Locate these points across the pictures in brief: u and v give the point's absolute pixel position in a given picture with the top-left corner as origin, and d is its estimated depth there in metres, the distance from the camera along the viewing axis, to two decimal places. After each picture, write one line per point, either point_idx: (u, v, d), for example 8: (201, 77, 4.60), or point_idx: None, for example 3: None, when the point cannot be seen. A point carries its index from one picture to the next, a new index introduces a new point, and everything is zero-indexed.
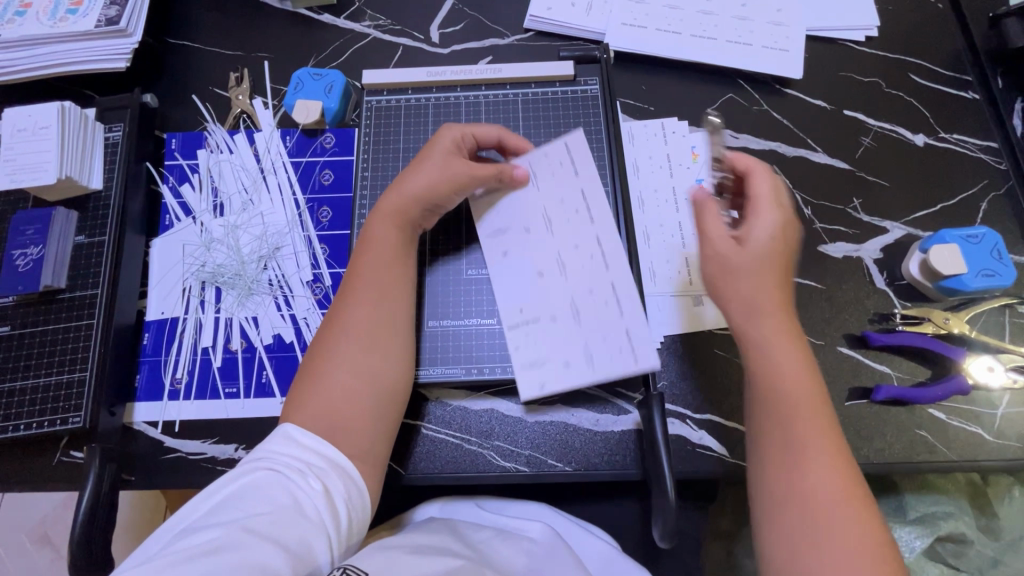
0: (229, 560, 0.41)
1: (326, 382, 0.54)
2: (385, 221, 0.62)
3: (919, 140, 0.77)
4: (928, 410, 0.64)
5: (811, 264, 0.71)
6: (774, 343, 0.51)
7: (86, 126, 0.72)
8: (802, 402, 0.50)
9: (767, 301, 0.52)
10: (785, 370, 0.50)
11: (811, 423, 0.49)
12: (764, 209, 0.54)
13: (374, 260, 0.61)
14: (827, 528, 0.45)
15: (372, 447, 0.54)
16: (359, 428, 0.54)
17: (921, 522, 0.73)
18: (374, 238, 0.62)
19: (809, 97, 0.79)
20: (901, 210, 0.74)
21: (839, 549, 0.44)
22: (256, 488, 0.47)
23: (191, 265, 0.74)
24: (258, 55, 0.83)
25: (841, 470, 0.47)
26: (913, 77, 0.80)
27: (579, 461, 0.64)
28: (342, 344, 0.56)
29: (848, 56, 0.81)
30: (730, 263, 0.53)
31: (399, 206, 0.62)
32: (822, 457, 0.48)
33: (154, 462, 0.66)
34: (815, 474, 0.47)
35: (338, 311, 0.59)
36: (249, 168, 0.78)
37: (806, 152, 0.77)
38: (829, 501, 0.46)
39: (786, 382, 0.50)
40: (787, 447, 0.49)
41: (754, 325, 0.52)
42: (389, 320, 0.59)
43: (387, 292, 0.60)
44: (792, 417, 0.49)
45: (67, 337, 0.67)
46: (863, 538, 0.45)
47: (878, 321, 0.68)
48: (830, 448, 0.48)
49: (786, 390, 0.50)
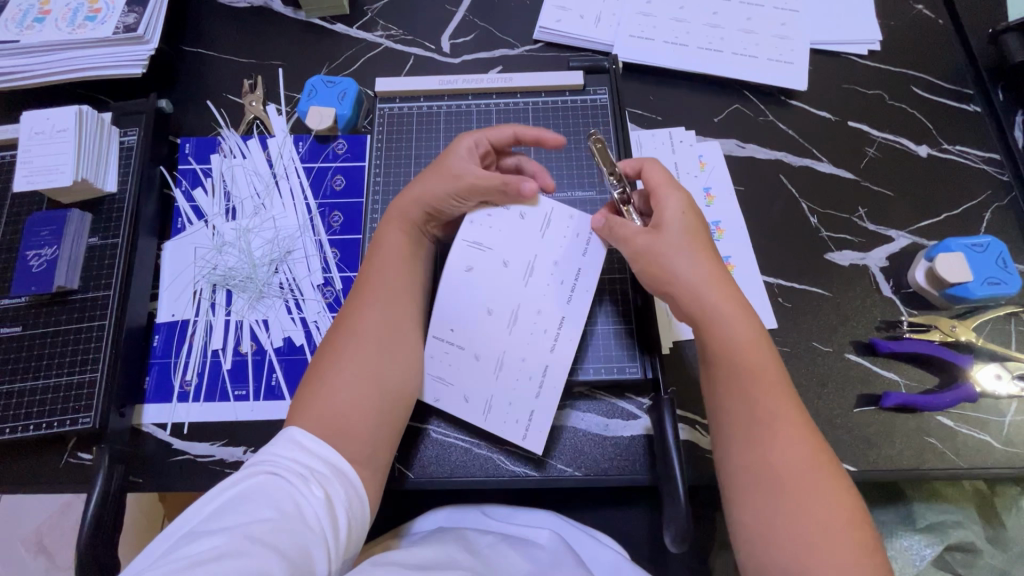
0: (233, 564, 0.38)
1: (333, 383, 0.54)
2: (394, 227, 0.64)
3: (923, 151, 0.78)
4: (936, 418, 0.65)
5: (817, 272, 0.72)
6: (722, 315, 0.53)
7: (102, 129, 0.72)
8: (752, 368, 0.51)
9: (706, 276, 0.54)
10: (732, 340, 0.52)
11: (767, 392, 0.50)
12: (665, 194, 0.58)
13: (381, 266, 0.62)
14: (795, 491, 0.46)
15: (372, 455, 0.54)
16: (368, 432, 0.54)
17: (930, 530, 0.73)
18: (382, 242, 0.63)
19: (814, 108, 0.81)
20: (906, 219, 0.75)
21: (811, 512, 0.45)
22: (258, 494, 0.45)
23: (202, 267, 0.75)
24: (272, 63, 0.84)
25: (801, 430, 0.49)
26: (916, 90, 0.82)
27: (589, 465, 0.64)
28: (350, 346, 0.56)
29: (852, 69, 0.83)
30: (656, 246, 0.56)
31: (410, 215, 0.63)
32: (780, 419, 0.49)
33: (162, 464, 0.66)
34: (778, 439, 0.48)
35: (349, 314, 0.59)
36: (261, 173, 0.79)
37: (812, 162, 0.78)
38: (795, 467, 0.47)
39: (737, 351, 0.52)
40: (747, 414, 0.50)
41: (698, 299, 0.54)
42: (397, 324, 0.59)
43: (396, 298, 0.60)
44: (746, 384, 0.51)
45: (79, 337, 0.67)
46: (832, 490, 0.46)
47: (884, 329, 0.69)
48: (788, 412, 0.49)
49: (741, 360, 0.51)
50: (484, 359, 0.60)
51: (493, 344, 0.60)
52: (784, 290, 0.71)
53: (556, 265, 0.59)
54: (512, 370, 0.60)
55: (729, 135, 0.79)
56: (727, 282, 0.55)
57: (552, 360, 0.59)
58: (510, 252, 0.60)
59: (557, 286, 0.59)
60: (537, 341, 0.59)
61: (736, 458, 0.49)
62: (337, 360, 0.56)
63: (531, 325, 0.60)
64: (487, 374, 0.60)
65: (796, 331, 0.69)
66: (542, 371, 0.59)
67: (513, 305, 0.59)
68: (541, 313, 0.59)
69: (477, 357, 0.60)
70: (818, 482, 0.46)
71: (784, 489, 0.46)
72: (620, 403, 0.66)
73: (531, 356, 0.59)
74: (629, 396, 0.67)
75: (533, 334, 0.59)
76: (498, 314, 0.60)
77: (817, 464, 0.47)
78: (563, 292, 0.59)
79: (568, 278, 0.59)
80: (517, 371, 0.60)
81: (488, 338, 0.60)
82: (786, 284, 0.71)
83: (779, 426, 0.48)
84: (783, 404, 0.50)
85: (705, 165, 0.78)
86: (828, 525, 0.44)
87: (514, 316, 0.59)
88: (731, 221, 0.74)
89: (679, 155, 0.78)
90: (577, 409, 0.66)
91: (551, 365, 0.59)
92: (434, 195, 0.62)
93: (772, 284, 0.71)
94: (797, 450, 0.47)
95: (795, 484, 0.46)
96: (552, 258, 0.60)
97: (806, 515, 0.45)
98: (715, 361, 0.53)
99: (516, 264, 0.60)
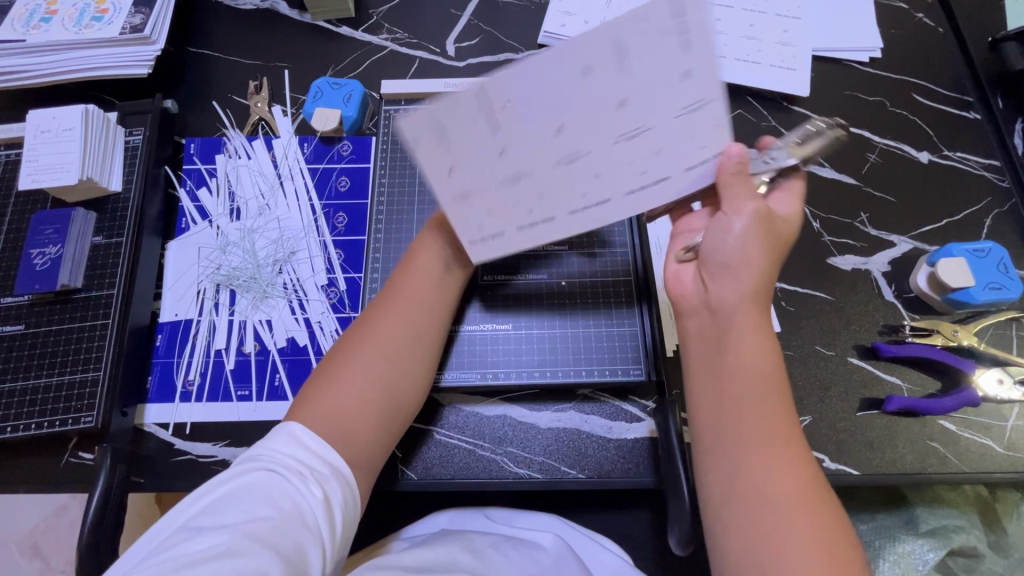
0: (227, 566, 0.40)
1: (341, 387, 0.53)
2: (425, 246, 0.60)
3: (924, 157, 0.79)
4: (939, 422, 0.65)
5: (821, 276, 0.72)
6: (747, 330, 0.49)
7: (108, 129, 0.73)
8: (757, 392, 0.48)
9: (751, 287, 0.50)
10: (752, 356, 0.49)
11: (769, 417, 0.47)
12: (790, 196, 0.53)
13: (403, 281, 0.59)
14: (780, 522, 0.43)
15: (369, 460, 0.53)
16: (362, 437, 0.53)
17: (934, 534, 0.72)
18: (414, 257, 0.60)
19: (816, 114, 0.81)
20: (908, 224, 0.75)
21: (792, 544, 0.42)
22: (257, 492, 0.46)
23: (206, 267, 0.75)
24: (277, 64, 0.84)
25: (801, 465, 0.45)
26: (917, 97, 0.82)
27: (592, 468, 0.64)
28: (364, 352, 0.55)
29: (853, 76, 0.84)
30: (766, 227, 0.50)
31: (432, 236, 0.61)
32: (779, 450, 0.46)
33: (164, 464, 0.65)
34: (771, 465, 0.45)
35: (367, 319, 0.58)
36: (266, 174, 0.79)
37: (814, 167, 0.78)
38: (787, 497, 0.43)
39: (747, 372, 0.49)
40: (742, 439, 0.47)
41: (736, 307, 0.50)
42: (414, 341, 0.57)
43: (416, 317, 0.58)
44: (749, 408, 0.48)
45: (81, 336, 0.67)
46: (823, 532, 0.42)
47: (887, 333, 0.69)
48: (790, 440, 0.46)
49: (755, 377, 0.48)
50: (511, 180, 0.45)
51: (515, 192, 0.46)
52: (787, 294, 0.71)
53: (645, 173, 0.46)
54: (506, 238, 0.50)
55: None
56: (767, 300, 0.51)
57: (563, 217, 0.48)
58: (635, 113, 0.41)
59: (634, 179, 0.46)
60: (562, 199, 0.47)
61: (724, 477, 0.46)
62: (346, 362, 0.55)
63: (566, 181, 0.46)
64: (507, 194, 0.46)
65: (798, 335, 0.69)
66: (531, 240, 0.50)
67: (582, 152, 0.44)
68: (592, 182, 0.46)
69: (487, 210, 0.48)
70: (806, 516, 0.43)
71: (769, 517, 0.43)
72: (623, 406, 0.66)
73: (544, 211, 0.48)
74: (633, 399, 0.67)
75: (567, 185, 0.46)
76: (553, 163, 0.44)
77: (809, 499, 0.43)
78: (633, 184, 0.47)
79: (654, 179, 0.47)
80: (518, 239, 0.50)
81: (510, 194, 0.46)
82: (789, 288, 0.72)
83: (779, 452, 0.45)
84: (788, 431, 0.46)
85: None
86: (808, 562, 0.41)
87: (555, 171, 0.45)
88: None
89: None
90: (581, 412, 0.66)
91: (555, 223, 0.49)
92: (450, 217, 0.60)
93: (775, 288, 0.72)
94: (789, 480, 0.44)
95: (781, 514, 0.43)
96: (655, 161, 0.45)
97: (788, 546, 0.42)
98: (732, 372, 0.49)
99: (626, 132, 0.43)
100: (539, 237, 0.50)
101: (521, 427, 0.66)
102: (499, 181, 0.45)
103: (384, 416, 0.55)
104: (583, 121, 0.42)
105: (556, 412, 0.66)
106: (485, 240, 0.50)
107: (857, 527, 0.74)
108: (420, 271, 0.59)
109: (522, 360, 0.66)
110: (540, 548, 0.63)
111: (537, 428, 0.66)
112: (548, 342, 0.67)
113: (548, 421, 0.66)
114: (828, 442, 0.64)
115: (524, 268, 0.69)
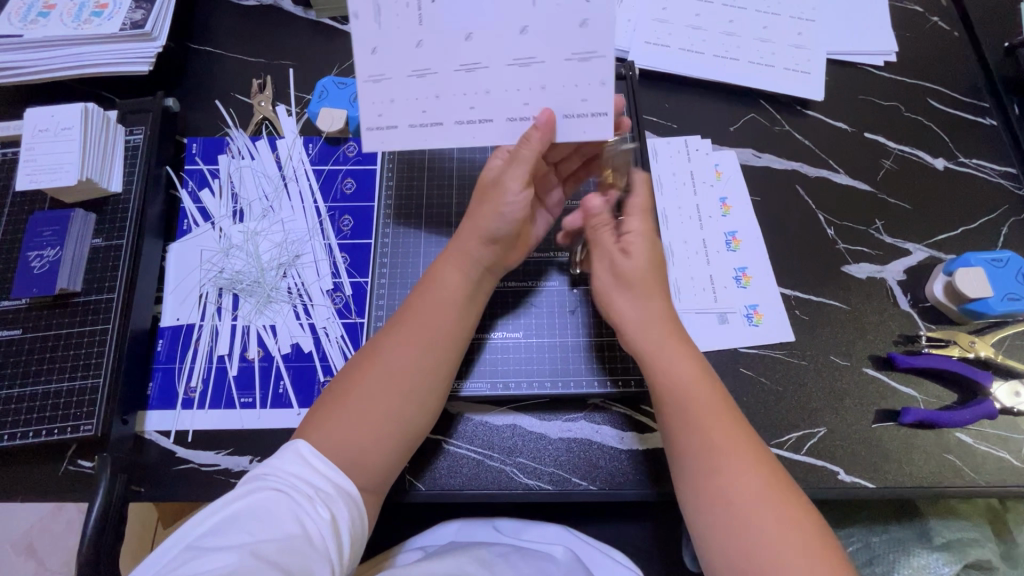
0: None
1: (351, 416, 0.53)
2: (450, 262, 0.60)
3: (940, 164, 0.78)
4: (955, 434, 0.64)
5: (835, 284, 0.71)
6: (666, 349, 0.57)
7: (108, 128, 0.71)
8: (691, 397, 0.55)
9: (652, 314, 0.58)
10: (678, 374, 0.56)
11: (710, 415, 0.54)
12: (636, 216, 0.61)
13: (422, 303, 0.59)
14: (756, 521, 0.48)
15: (383, 482, 0.54)
16: (375, 463, 0.53)
17: (948, 547, 0.71)
18: (435, 276, 0.60)
19: (831, 119, 0.80)
20: (923, 232, 0.74)
21: (772, 539, 0.47)
22: (264, 512, 0.45)
23: (209, 271, 0.73)
24: (281, 63, 0.83)
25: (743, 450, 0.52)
26: (932, 102, 0.81)
27: (604, 480, 0.62)
28: (374, 380, 0.54)
29: (868, 80, 0.82)
30: (617, 271, 0.60)
31: (466, 247, 0.60)
32: (725, 444, 0.52)
33: (165, 474, 0.64)
34: (731, 468, 0.51)
35: (376, 345, 0.57)
36: (270, 175, 0.77)
37: (828, 173, 0.77)
38: (743, 485, 0.50)
39: (677, 381, 0.56)
40: (695, 444, 0.53)
41: (645, 335, 0.58)
42: (429, 371, 0.56)
43: (436, 341, 0.57)
44: (691, 415, 0.54)
45: (80, 342, 0.65)
46: (779, 502, 0.49)
47: (903, 343, 0.68)
48: (738, 440, 0.52)
49: (687, 393, 0.55)
50: (469, 71, 0.55)
51: (465, 82, 0.56)
52: (801, 302, 0.70)
53: (585, 102, 0.56)
54: (443, 130, 0.58)
55: (745, 144, 0.79)
56: (673, 321, 0.59)
57: (452, 124, 0.57)
58: (590, 36, 0.54)
59: (575, 105, 0.56)
60: (501, 103, 0.56)
61: (697, 491, 0.52)
62: (358, 389, 0.54)
63: (511, 89, 0.56)
64: (460, 83, 0.56)
65: (812, 344, 0.68)
66: (465, 137, 0.58)
67: (536, 60, 0.54)
68: (531, 98, 0.56)
69: (422, 109, 0.57)
70: (775, 508, 0.49)
71: (746, 520, 0.48)
72: (634, 415, 0.65)
73: (483, 112, 0.57)
74: (645, 409, 0.65)
75: (460, 95, 0.56)
76: (508, 65, 0.55)
77: (773, 490, 0.49)
78: (574, 110, 0.56)
79: (593, 113, 0.56)
80: (455, 134, 0.58)
81: (465, 98, 0.56)
82: (803, 296, 0.71)
83: (726, 447, 0.52)
84: (725, 424, 0.53)
85: (721, 174, 0.77)
86: (784, 541, 0.47)
87: (506, 79, 0.55)
88: (747, 232, 0.74)
89: (695, 163, 0.78)
90: (592, 421, 0.65)
91: (490, 126, 0.57)
92: (494, 229, 0.58)
93: (789, 296, 0.71)
94: (752, 479, 0.50)
95: (755, 512, 0.48)
96: (596, 93, 0.55)
97: (761, 532, 0.48)
98: (661, 395, 0.56)
99: (580, 53, 0.54)
100: (467, 135, 0.58)
101: (531, 437, 0.64)
102: (455, 70, 0.55)
103: (399, 444, 0.55)
104: (546, 28, 0.53)
105: (566, 422, 0.65)
106: (425, 124, 0.58)
107: (869, 539, 0.74)
108: (444, 286, 0.59)
109: (532, 369, 0.66)
110: (551, 563, 0.62)
111: (547, 438, 0.64)
112: (558, 350, 0.67)
113: (559, 430, 0.65)
114: (844, 454, 0.63)
115: (534, 276, 0.70)
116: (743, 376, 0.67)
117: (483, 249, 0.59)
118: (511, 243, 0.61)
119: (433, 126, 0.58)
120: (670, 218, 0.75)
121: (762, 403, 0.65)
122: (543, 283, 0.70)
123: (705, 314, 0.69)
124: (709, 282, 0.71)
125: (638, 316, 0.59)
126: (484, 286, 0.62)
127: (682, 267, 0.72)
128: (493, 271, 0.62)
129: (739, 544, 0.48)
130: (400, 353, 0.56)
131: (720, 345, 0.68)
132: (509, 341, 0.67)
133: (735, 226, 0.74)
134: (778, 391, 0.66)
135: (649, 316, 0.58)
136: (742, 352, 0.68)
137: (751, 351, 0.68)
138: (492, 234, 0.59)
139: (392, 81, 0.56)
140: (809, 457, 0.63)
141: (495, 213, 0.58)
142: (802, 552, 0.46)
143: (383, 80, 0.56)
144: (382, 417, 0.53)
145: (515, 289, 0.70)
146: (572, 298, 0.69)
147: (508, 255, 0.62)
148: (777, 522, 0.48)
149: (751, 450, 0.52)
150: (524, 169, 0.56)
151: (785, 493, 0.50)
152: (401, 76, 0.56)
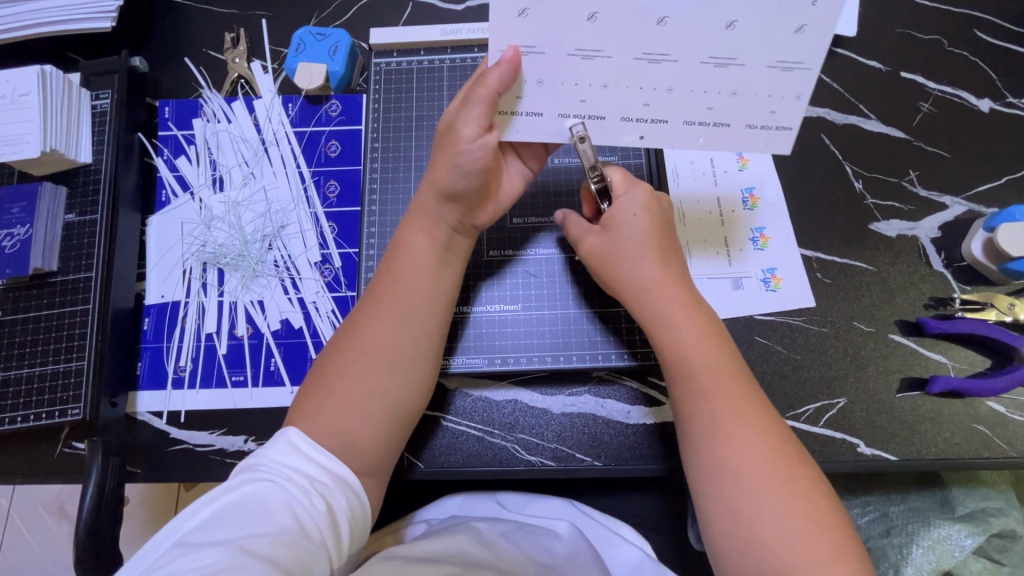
0: None
1: (339, 407, 0.50)
2: (413, 224, 0.56)
3: (984, 105, 0.69)
4: (986, 404, 0.60)
5: (861, 244, 0.65)
6: (670, 317, 0.53)
7: (70, 92, 0.65)
8: (708, 381, 0.50)
9: (650, 281, 0.54)
10: (682, 342, 0.52)
11: (732, 403, 0.49)
12: (627, 192, 0.57)
13: (397, 275, 0.54)
14: (756, 496, 0.45)
15: (383, 466, 0.52)
16: (377, 454, 0.51)
17: (971, 519, 0.70)
18: (402, 244, 0.56)
19: (864, 58, 0.72)
20: (963, 184, 0.67)
21: (773, 512, 0.44)
22: (256, 505, 0.42)
23: (191, 245, 0.69)
24: (254, 13, 0.75)
25: (764, 440, 0.47)
26: (979, 35, 0.72)
27: (609, 456, 0.60)
28: (354, 364, 0.51)
29: (908, 10, 0.73)
30: (609, 250, 0.56)
31: (431, 207, 0.55)
32: (743, 431, 0.48)
33: (159, 454, 0.62)
34: (733, 442, 0.47)
35: (354, 326, 0.53)
36: (249, 139, 0.72)
37: (858, 120, 0.70)
38: (751, 474, 0.46)
39: (695, 363, 0.51)
40: (703, 427, 0.49)
41: (644, 305, 0.54)
42: (410, 343, 0.53)
43: (411, 310, 0.53)
44: (703, 397, 0.50)
45: (62, 324, 0.62)
46: (790, 498, 0.45)
47: (934, 307, 0.63)
48: (746, 409, 0.49)
49: (692, 363, 0.51)
50: (652, 63, 0.46)
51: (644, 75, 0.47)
52: (823, 264, 0.65)
53: (774, 114, 0.49)
54: (605, 124, 0.51)
55: None
56: (678, 283, 0.54)
57: (615, 120, 0.51)
58: (807, 43, 0.45)
59: (760, 116, 0.49)
60: (681, 105, 0.49)
61: (699, 466, 0.49)
62: (345, 372, 0.51)
63: (695, 90, 0.48)
64: (633, 73, 0.47)
65: (834, 310, 0.63)
66: (633, 135, 0.52)
67: (735, 62, 0.46)
68: (716, 103, 0.49)
69: (582, 98, 0.49)
70: (782, 482, 0.45)
71: (746, 494, 0.46)
72: (642, 388, 0.62)
73: (657, 111, 0.50)
74: (654, 382, 0.62)
75: (634, 90, 0.48)
76: (699, 63, 0.46)
77: (777, 462, 0.46)
78: (757, 120, 0.50)
79: (778, 127, 0.50)
80: (622, 131, 0.51)
81: (639, 95, 0.48)
82: (826, 258, 0.65)
83: (735, 435, 0.48)
84: (751, 413, 0.49)
85: None
86: (794, 531, 0.43)
87: (690, 77, 0.47)
88: (765, 188, 0.67)
89: None
90: (596, 394, 0.62)
91: (665, 128, 0.51)
92: (451, 184, 0.52)
93: (811, 258, 0.65)
94: (756, 452, 0.47)
95: (758, 483, 0.46)
96: (787, 107, 0.48)
97: (765, 522, 0.44)
98: (665, 365, 0.53)
99: (786, 61, 0.46)
100: (634, 134, 0.51)
101: (532, 412, 0.61)
102: (567, 56, 0.46)
103: (393, 430, 0.52)
104: (756, 26, 0.44)
105: (569, 396, 0.62)
106: (582, 115, 0.50)
107: (887, 509, 0.73)
108: (410, 253, 0.55)
109: (533, 344, 0.63)
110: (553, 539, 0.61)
111: (550, 413, 0.61)
112: (561, 322, 0.63)
113: (562, 405, 0.62)
114: (866, 426, 0.60)
115: (532, 243, 0.66)
116: (758, 345, 0.62)
117: (445, 207, 0.55)
118: (476, 200, 0.54)
119: (590, 118, 0.50)
120: (682, 174, 0.68)
121: (778, 375, 0.61)
122: (540, 249, 0.66)
123: (718, 280, 0.65)
124: (723, 244, 0.66)
125: (638, 283, 0.55)
126: (458, 245, 0.57)
127: (694, 230, 0.66)
128: (462, 230, 0.57)
129: (745, 528, 0.45)
130: (374, 329, 0.52)
131: (734, 311, 0.63)
132: (506, 316, 0.64)
133: (753, 181, 0.68)
134: (795, 360, 0.62)
135: (648, 282, 0.54)
136: (757, 320, 0.63)
137: (769, 320, 0.63)
138: (446, 189, 0.53)
139: (543, 56, 0.46)
140: (826, 430, 0.60)
141: (451, 163, 0.52)
142: (805, 526, 0.44)
143: (532, 52, 0.45)
144: (371, 406, 0.50)
145: (501, 257, 0.65)
146: (575, 266, 0.65)
147: (475, 214, 0.56)
148: (782, 494, 0.45)
149: (759, 420, 0.48)
150: (478, 110, 0.48)
151: (792, 466, 0.46)
152: (558, 54, 0.45)
